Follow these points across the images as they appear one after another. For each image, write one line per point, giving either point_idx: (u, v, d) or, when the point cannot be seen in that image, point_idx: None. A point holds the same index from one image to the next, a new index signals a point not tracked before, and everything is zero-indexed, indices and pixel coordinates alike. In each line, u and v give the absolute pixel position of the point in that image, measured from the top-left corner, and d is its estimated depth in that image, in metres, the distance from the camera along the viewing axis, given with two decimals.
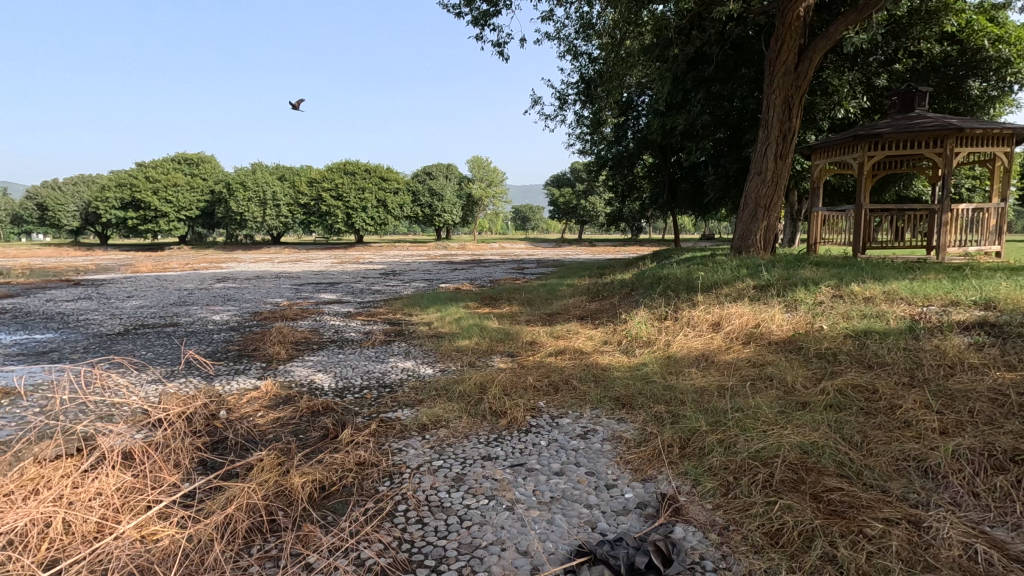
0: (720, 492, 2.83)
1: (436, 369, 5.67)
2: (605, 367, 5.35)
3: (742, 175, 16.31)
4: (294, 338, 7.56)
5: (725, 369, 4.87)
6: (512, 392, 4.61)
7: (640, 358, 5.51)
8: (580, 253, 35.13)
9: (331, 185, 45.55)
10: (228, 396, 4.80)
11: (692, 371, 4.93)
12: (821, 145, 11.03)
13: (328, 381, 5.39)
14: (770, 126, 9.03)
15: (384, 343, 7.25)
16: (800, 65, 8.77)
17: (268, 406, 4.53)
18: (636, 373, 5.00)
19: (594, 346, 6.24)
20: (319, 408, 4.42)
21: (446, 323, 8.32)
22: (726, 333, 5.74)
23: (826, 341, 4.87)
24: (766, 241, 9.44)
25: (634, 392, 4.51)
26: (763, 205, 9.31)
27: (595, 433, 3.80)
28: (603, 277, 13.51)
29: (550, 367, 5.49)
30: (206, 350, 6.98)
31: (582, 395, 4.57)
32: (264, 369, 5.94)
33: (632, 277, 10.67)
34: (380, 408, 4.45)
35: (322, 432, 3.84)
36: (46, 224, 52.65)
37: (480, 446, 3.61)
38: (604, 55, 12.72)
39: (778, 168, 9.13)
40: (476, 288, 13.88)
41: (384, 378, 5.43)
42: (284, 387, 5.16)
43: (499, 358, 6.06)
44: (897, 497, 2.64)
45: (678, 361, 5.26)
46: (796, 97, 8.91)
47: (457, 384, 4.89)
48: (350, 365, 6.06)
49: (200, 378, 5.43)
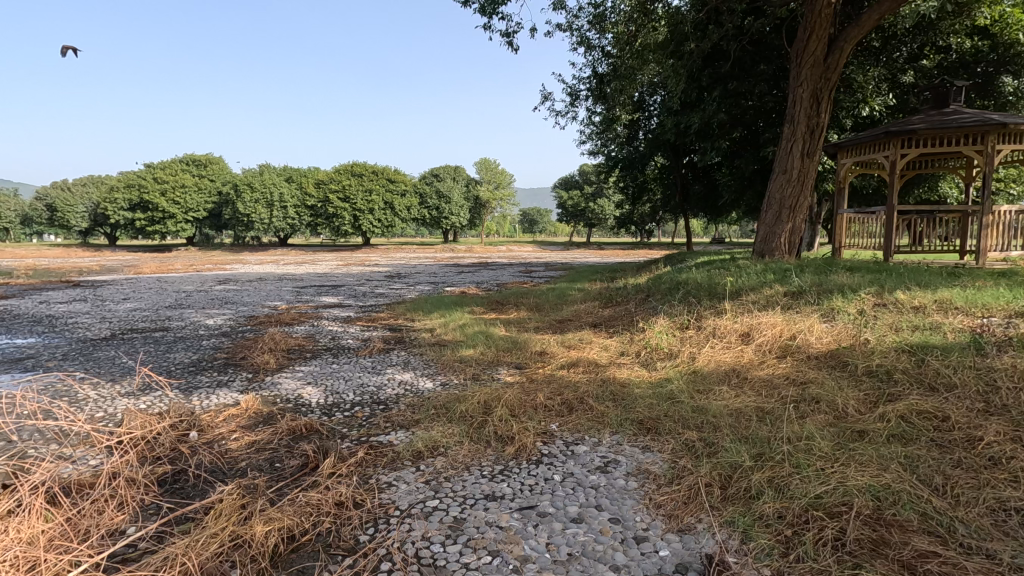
0: (778, 550, 2.29)
1: (436, 384, 5.14)
2: (624, 384, 4.79)
3: (759, 176, 15.71)
4: (286, 345, 7.04)
5: (761, 387, 4.32)
6: (521, 413, 4.07)
7: (662, 373, 4.96)
8: (586, 254, 36.98)
9: (338, 187, 45.23)
10: (203, 413, 4.30)
11: (724, 390, 4.37)
12: (848, 143, 10.41)
13: (317, 396, 4.88)
14: (797, 122, 8.44)
15: (382, 352, 6.72)
16: (829, 56, 8.19)
17: (247, 426, 4.03)
18: (660, 392, 4.44)
19: (611, 358, 5.68)
20: (303, 431, 3.90)
21: (449, 330, 7.78)
22: (758, 345, 5.18)
23: (876, 357, 4.30)
24: (791, 244, 8.83)
25: (658, 415, 3.96)
26: (788, 205, 8.71)
27: (617, 465, 3.27)
28: (615, 281, 12.93)
29: (562, 381, 4.95)
30: (190, 359, 6.49)
31: (599, 417, 4.03)
32: (249, 381, 5.43)
33: (647, 281, 10.08)
34: (371, 430, 3.94)
35: (301, 461, 3.33)
36: (55, 225, 52.79)
37: (483, 481, 3.08)
38: (616, 50, 12.18)
39: (804, 166, 8.55)
40: (483, 292, 13.37)
41: (379, 393, 4.91)
42: (267, 403, 4.65)
43: (506, 371, 5.51)
44: (1011, 567, 2.09)
45: (705, 377, 4.71)
46: (825, 90, 8.34)
47: (458, 402, 4.35)
48: (343, 377, 5.55)
49: (176, 393, 4.94)
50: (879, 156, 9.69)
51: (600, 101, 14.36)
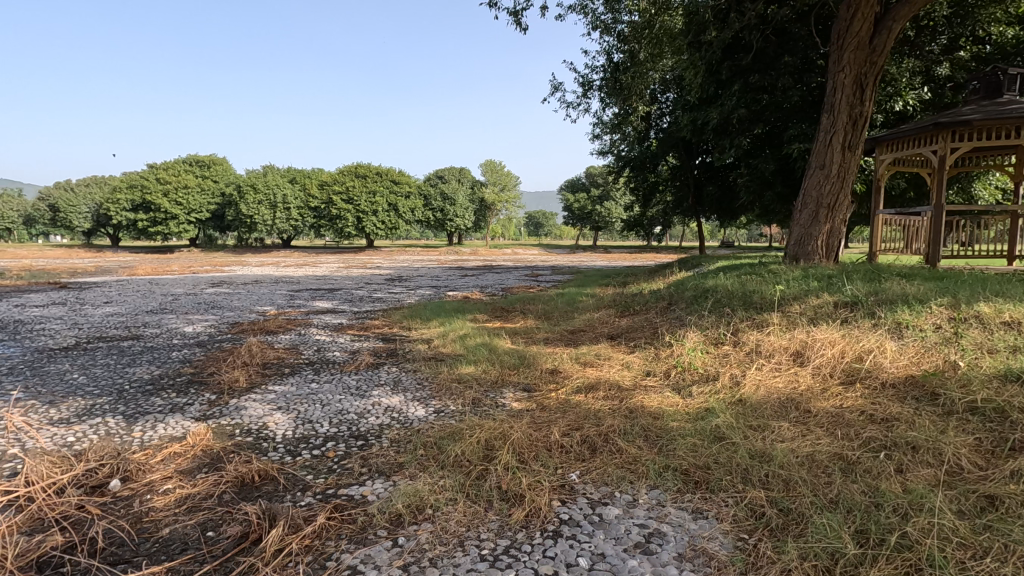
0: None
1: (428, 411, 4.29)
2: (656, 416, 3.91)
3: (779, 176, 14.82)
4: (263, 359, 6.22)
5: (832, 426, 3.45)
6: (532, 458, 3.22)
7: (701, 402, 4.10)
8: (595, 253, 42.23)
9: (342, 189, 44.75)
10: (135, 451, 3.46)
11: (785, 427, 3.52)
12: (887, 138, 9.50)
13: (285, 426, 4.05)
14: (838, 110, 7.57)
15: (370, 368, 5.88)
16: (875, 37, 7.29)
17: (186, 471, 3.20)
18: (704, 428, 3.59)
19: (635, 380, 4.83)
20: (253, 481, 3.06)
21: (448, 342, 6.91)
22: (814, 368, 4.33)
23: (978, 388, 3.42)
24: (828, 247, 7.96)
25: (707, 463, 3.11)
26: (826, 204, 7.84)
27: (663, 539, 2.43)
28: (628, 286, 12.08)
29: (581, 411, 4.09)
30: (152, 375, 5.67)
31: (631, 463, 3.18)
32: (210, 405, 4.60)
33: (666, 286, 9.19)
34: (341, 479, 3.10)
35: (238, 530, 2.50)
36: (59, 226, 52.38)
37: (481, 568, 2.24)
38: (633, 36, 11.31)
39: (844, 161, 7.68)
40: (487, 296, 12.58)
41: (359, 424, 4.06)
42: (220, 436, 3.82)
43: (511, 395, 4.65)
44: None
45: (757, 408, 3.85)
46: (870, 75, 7.44)
47: (455, 440, 3.51)
48: (320, 401, 4.69)
49: (116, 423, 4.10)
50: (924, 150, 8.78)
51: (614, 95, 13.55)
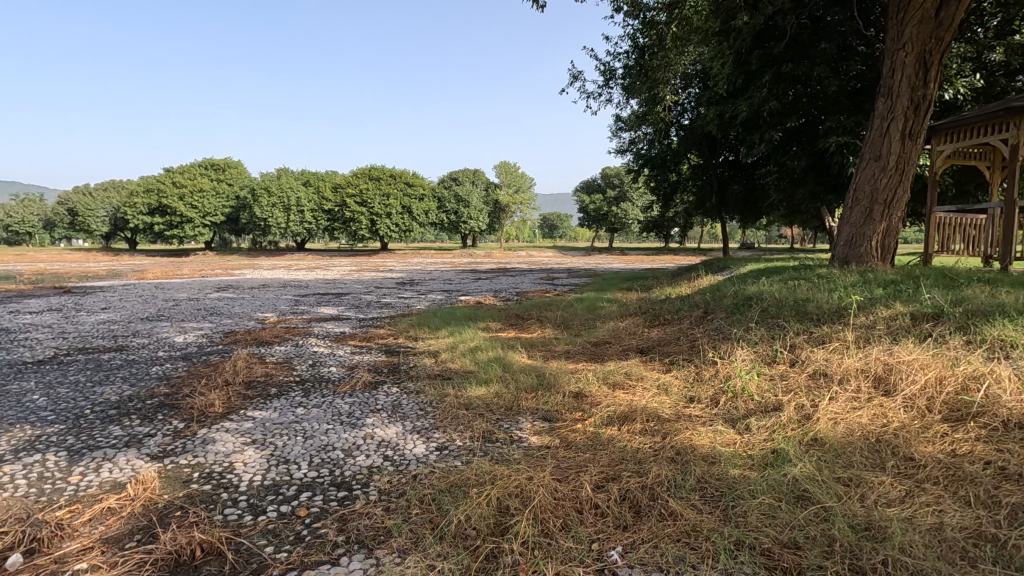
0: None
1: (429, 449, 3.55)
2: (712, 461, 3.12)
3: (812, 173, 13.85)
4: (249, 377, 5.53)
5: (954, 483, 2.63)
6: (559, 531, 2.45)
7: (766, 442, 3.29)
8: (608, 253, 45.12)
9: (356, 191, 44.33)
10: (58, 509, 2.75)
11: (888, 481, 2.69)
12: (945, 127, 8.57)
13: (255, 468, 3.32)
14: (897, 94, 6.71)
15: (368, 388, 5.16)
16: (943, 9, 6.39)
17: (112, 539, 2.47)
18: (779, 482, 2.77)
19: (677, 409, 4.03)
20: (192, 558, 2.34)
21: (457, 356, 6.17)
22: (905, 400, 3.50)
23: None
24: (883, 248, 7.09)
25: (798, 540, 2.30)
26: (881, 200, 6.97)
27: None
28: (653, 291, 11.22)
29: (615, 451, 3.32)
30: (120, 396, 4.99)
31: (691, 536, 2.39)
32: (174, 437, 3.90)
33: (698, 292, 8.32)
34: (308, 556, 2.35)
35: None
36: (78, 229, 52.71)
37: None
38: (660, 20, 10.39)
39: (904, 151, 6.80)
40: (501, 302, 11.81)
41: (343, 467, 3.32)
42: (172, 484, 3.09)
43: (530, 427, 3.89)
44: None
45: (841, 453, 3.03)
46: (935, 54, 6.55)
47: (460, 497, 2.75)
48: (302, 432, 3.96)
49: (54, 463, 3.40)
50: (992, 140, 7.81)
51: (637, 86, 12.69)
